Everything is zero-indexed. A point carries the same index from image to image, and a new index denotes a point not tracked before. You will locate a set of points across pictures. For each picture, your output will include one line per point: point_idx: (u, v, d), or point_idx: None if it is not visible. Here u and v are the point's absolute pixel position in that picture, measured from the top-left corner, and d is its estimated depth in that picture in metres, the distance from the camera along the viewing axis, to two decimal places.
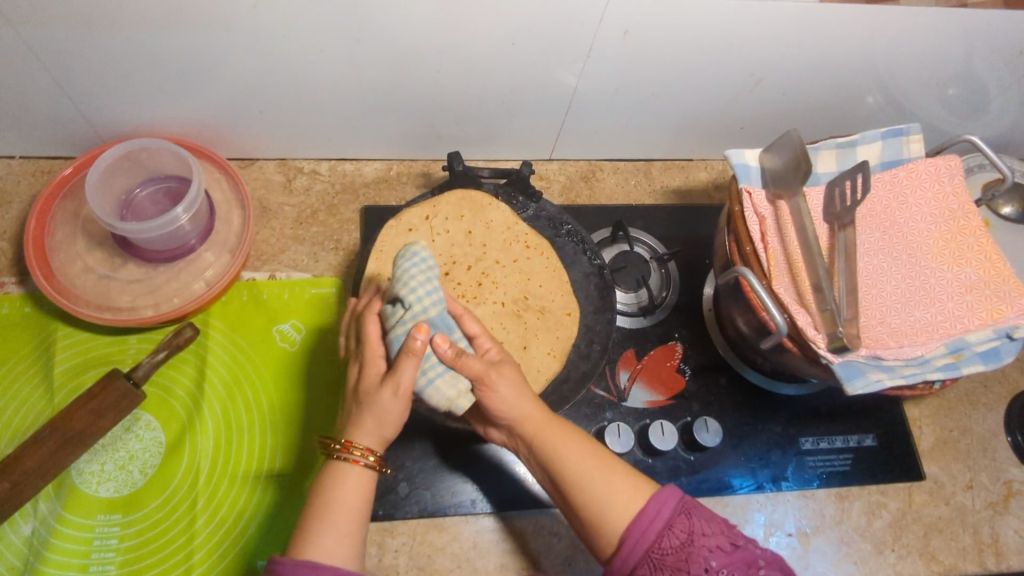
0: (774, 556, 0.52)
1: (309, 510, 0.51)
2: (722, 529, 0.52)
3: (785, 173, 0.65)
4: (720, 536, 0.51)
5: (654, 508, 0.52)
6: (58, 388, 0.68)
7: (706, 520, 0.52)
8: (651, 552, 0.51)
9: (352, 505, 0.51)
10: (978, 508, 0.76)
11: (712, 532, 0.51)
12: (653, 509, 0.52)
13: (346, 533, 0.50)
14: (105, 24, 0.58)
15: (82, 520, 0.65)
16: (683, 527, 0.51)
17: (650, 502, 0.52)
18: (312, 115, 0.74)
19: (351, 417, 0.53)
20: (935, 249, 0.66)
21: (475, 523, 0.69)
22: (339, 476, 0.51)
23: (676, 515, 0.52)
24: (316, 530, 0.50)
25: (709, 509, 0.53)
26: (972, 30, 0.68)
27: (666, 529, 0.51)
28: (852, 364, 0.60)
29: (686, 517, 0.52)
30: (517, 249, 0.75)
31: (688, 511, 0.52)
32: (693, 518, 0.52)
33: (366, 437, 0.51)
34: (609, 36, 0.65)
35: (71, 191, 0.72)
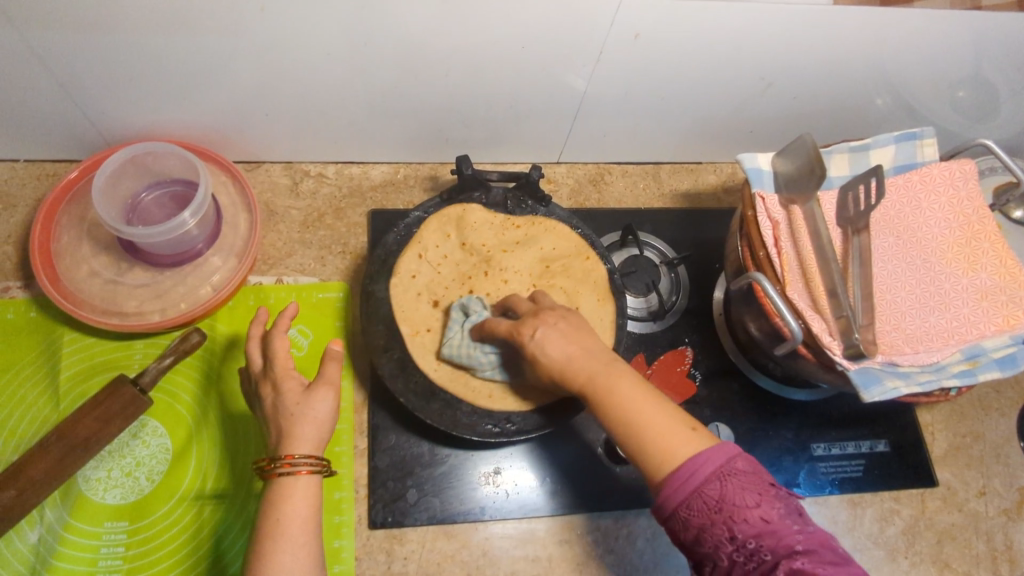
0: (815, 534, 0.46)
1: (262, 527, 0.50)
2: (762, 498, 0.46)
3: (799, 177, 0.64)
4: (756, 507, 0.45)
5: (693, 465, 0.47)
6: (64, 394, 0.67)
7: (745, 488, 0.46)
8: (679, 510, 0.47)
9: (304, 516, 0.51)
10: (991, 515, 0.76)
11: (748, 503, 0.45)
12: (690, 465, 0.47)
13: (304, 547, 0.50)
14: (113, 27, 0.57)
15: (89, 527, 0.64)
16: (715, 492, 0.46)
17: (692, 458, 0.47)
18: (319, 118, 0.74)
19: (285, 434, 0.53)
20: (950, 254, 0.65)
21: (485, 530, 0.68)
22: (285, 492, 0.51)
23: (710, 479, 0.46)
24: (274, 545, 0.49)
25: (753, 474, 0.47)
26: (985, 33, 0.68)
27: (699, 490, 0.46)
28: (869, 371, 0.59)
29: (720, 482, 0.46)
30: (531, 260, 0.75)
31: (723, 476, 0.46)
32: (727, 484, 0.46)
33: (304, 447, 0.53)
34: (619, 40, 0.64)
35: (77, 195, 0.71)
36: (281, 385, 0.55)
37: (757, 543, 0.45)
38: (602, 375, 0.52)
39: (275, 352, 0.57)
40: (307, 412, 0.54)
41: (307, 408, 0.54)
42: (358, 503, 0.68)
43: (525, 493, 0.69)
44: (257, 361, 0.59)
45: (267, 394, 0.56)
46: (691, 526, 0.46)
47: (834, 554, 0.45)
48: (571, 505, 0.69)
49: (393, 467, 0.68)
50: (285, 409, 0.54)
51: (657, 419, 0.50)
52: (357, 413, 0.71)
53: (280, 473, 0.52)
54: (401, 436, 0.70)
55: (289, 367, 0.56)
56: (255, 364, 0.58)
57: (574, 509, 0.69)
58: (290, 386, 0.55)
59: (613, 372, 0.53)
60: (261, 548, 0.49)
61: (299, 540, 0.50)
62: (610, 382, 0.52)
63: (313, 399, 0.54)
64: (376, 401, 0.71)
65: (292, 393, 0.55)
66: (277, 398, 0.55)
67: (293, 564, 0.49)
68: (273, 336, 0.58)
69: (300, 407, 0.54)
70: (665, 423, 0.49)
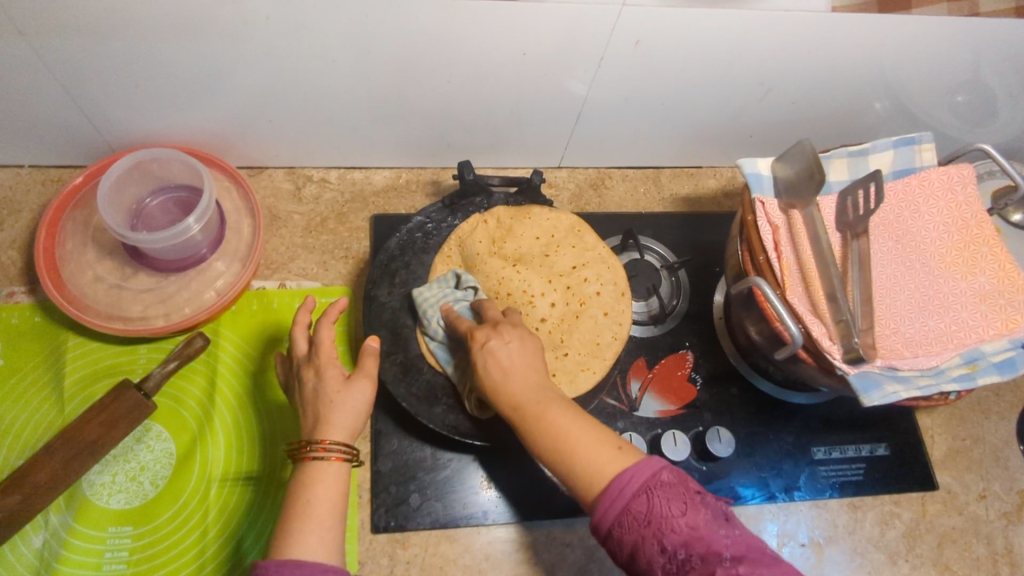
0: (743, 538, 0.46)
1: (291, 509, 0.50)
2: (687, 507, 0.46)
3: (798, 183, 0.65)
4: (682, 515, 0.46)
5: (621, 482, 0.48)
6: (69, 399, 0.67)
7: (669, 498, 0.46)
8: (613, 527, 0.47)
9: (332, 500, 0.51)
10: (991, 518, 0.76)
11: (674, 513, 0.46)
12: (616, 483, 0.48)
13: (328, 531, 0.50)
14: (119, 34, 0.58)
15: (94, 532, 0.64)
16: (643, 506, 0.47)
17: (618, 477, 0.48)
18: (322, 124, 0.74)
19: (322, 418, 0.54)
20: (948, 259, 0.66)
21: (487, 534, 0.69)
22: (314, 475, 0.52)
23: (637, 493, 0.47)
24: (300, 527, 0.49)
25: (677, 483, 0.47)
26: (982, 39, 0.68)
27: (627, 505, 0.47)
28: (869, 375, 0.59)
29: (646, 496, 0.47)
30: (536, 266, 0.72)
31: (649, 490, 0.47)
32: (654, 497, 0.47)
33: (337, 434, 0.54)
34: (620, 46, 0.64)
35: (82, 201, 0.71)
36: (324, 372, 0.56)
37: (687, 553, 0.45)
38: (531, 398, 0.53)
39: (320, 339, 0.58)
40: (343, 398, 0.55)
41: (346, 397, 0.55)
42: (361, 507, 0.68)
43: (527, 498, 0.70)
44: (301, 346, 0.60)
45: (308, 378, 0.57)
46: (625, 542, 0.47)
47: (764, 556, 0.45)
48: (573, 508, 0.70)
49: (396, 471, 0.69)
50: (325, 394, 0.55)
51: (586, 440, 0.50)
52: None
53: (316, 456, 0.52)
54: (403, 441, 0.70)
55: (333, 356, 0.58)
56: (298, 348, 0.60)
57: (576, 513, 0.69)
58: (332, 374, 0.56)
59: (540, 398, 0.53)
60: (287, 530, 0.49)
61: (325, 522, 0.50)
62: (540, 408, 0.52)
63: (351, 389, 0.56)
64: (379, 406, 0.71)
65: (333, 380, 0.56)
66: (318, 383, 0.56)
67: (318, 545, 0.49)
68: (320, 326, 0.59)
69: (340, 395, 0.55)
70: (590, 445, 0.50)
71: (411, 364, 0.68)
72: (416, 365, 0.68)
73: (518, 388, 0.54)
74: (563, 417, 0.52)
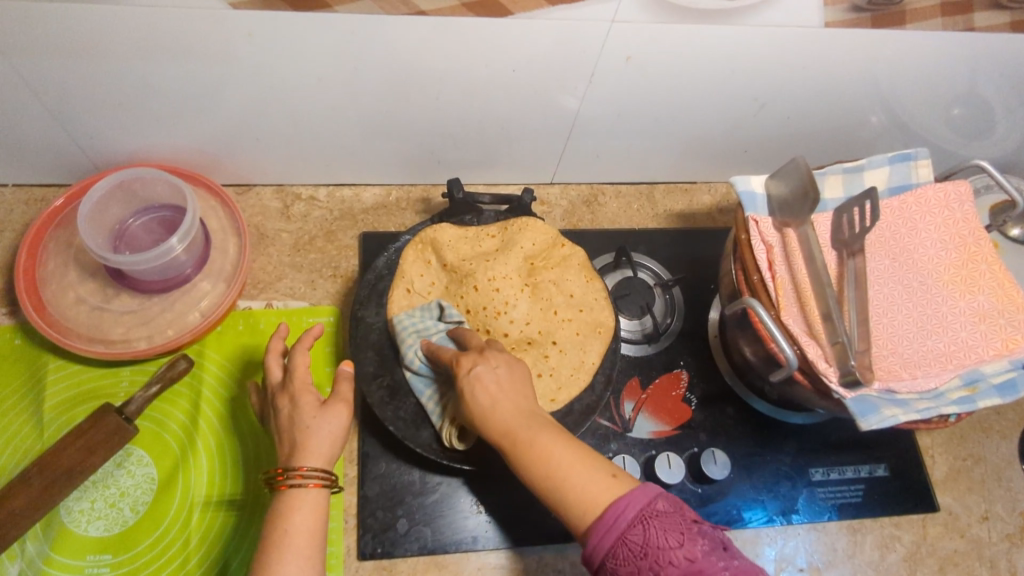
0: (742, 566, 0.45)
1: (267, 538, 0.49)
2: (684, 537, 0.44)
3: (792, 201, 0.63)
4: (679, 547, 0.44)
5: (615, 512, 0.46)
6: (48, 424, 0.66)
7: (666, 529, 0.44)
8: (607, 560, 0.45)
9: (311, 528, 0.50)
10: (994, 540, 0.74)
11: (672, 544, 0.44)
12: (612, 513, 0.46)
13: (310, 563, 0.49)
14: (99, 54, 0.57)
15: (72, 561, 0.63)
16: (639, 537, 0.44)
17: (613, 505, 0.46)
18: (307, 142, 0.73)
19: (298, 446, 0.53)
20: (946, 276, 0.65)
21: (477, 560, 0.67)
22: (291, 504, 0.51)
23: (633, 524, 0.45)
24: (276, 555, 0.48)
25: (674, 513, 0.45)
26: (978, 53, 0.67)
27: (622, 537, 0.45)
28: (865, 399, 0.57)
29: (642, 525, 0.45)
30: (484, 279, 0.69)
31: (644, 520, 0.45)
32: (649, 527, 0.45)
33: (315, 462, 0.53)
34: (609, 62, 0.64)
35: (64, 221, 0.70)
36: (299, 399, 0.55)
37: None
38: (522, 428, 0.51)
39: (294, 365, 0.57)
40: (317, 422, 0.54)
41: (323, 423, 0.54)
42: (347, 533, 0.66)
43: (519, 524, 0.68)
44: (276, 374, 0.59)
45: (283, 405, 0.56)
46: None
47: None
48: (565, 535, 0.68)
49: (383, 496, 0.67)
50: (300, 421, 0.54)
51: (581, 463, 0.49)
52: (348, 440, 0.70)
53: (292, 484, 0.51)
54: (391, 464, 0.68)
55: (308, 382, 0.57)
56: (273, 376, 0.59)
57: (568, 536, 0.68)
58: (306, 400, 0.55)
59: (531, 423, 0.52)
60: (264, 560, 0.48)
61: (304, 551, 0.49)
62: (530, 433, 0.51)
63: (327, 414, 0.55)
64: (368, 428, 0.69)
65: (308, 407, 0.55)
66: (293, 409, 0.55)
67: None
68: (294, 352, 0.58)
69: (317, 420, 0.54)
70: (585, 472, 0.48)
71: (399, 386, 0.67)
72: (404, 389, 0.67)
73: (506, 418, 0.52)
74: (551, 439, 0.50)
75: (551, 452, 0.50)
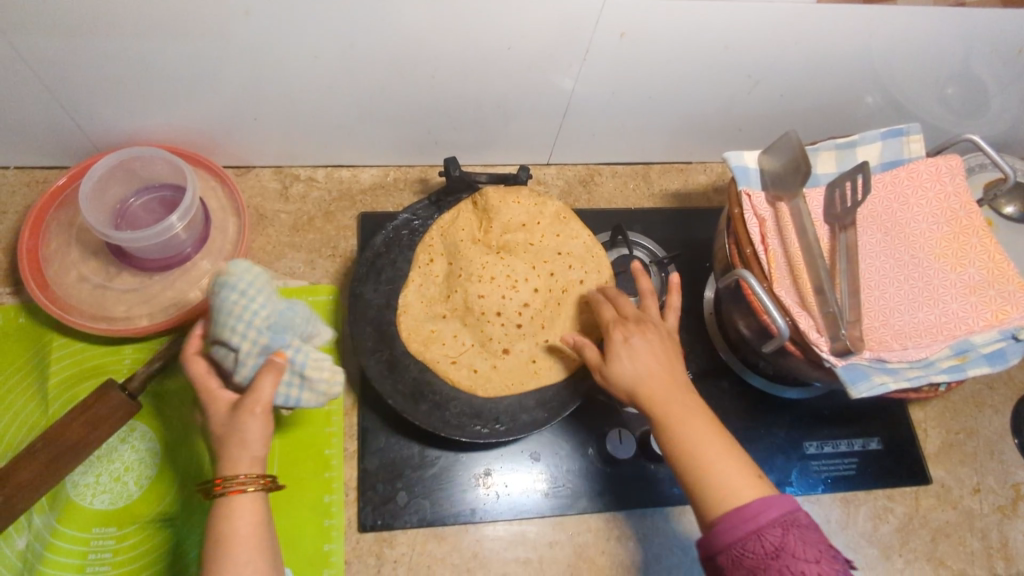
0: None
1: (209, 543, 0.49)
2: (821, 557, 0.47)
3: (784, 174, 0.64)
4: (815, 563, 0.47)
5: (757, 508, 0.49)
6: (52, 400, 0.67)
7: (804, 541, 0.47)
8: (734, 547, 0.48)
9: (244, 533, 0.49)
10: (986, 512, 0.75)
11: (808, 557, 0.47)
12: (750, 509, 0.49)
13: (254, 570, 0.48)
14: (98, 34, 0.58)
15: (77, 533, 0.64)
16: (776, 538, 0.47)
17: (755, 504, 0.49)
18: (306, 123, 0.74)
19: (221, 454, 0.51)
20: (937, 250, 0.65)
21: (476, 532, 0.68)
22: (230, 512, 0.49)
23: (772, 525, 0.48)
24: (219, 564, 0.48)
25: (813, 530, 0.49)
26: (970, 29, 0.68)
27: (757, 532, 0.48)
28: (856, 367, 0.59)
29: (782, 530, 0.48)
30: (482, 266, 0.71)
31: (785, 525, 0.48)
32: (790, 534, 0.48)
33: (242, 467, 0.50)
34: (604, 39, 0.64)
35: (66, 201, 0.71)
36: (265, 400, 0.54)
37: None
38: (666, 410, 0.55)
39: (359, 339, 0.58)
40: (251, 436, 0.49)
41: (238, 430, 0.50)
42: (348, 506, 0.67)
43: (516, 497, 0.69)
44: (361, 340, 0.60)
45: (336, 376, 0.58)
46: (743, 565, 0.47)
47: None
48: (562, 507, 0.69)
49: (382, 469, 0.68)
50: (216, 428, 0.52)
51: (727, 458, 0.52)
52: (348, 416, 0.71)
53: (231, 490, 0.49)
54: (391, 439, 0.69)
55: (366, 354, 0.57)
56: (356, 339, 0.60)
57: (563, 509, 0.69)
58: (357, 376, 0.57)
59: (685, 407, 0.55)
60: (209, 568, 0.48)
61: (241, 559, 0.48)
62: (684, 414, 0.55)
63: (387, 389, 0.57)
64: (367, 403, 0.71)
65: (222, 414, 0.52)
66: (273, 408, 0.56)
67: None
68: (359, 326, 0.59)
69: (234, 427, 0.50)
70: (737, 474, 0.51)
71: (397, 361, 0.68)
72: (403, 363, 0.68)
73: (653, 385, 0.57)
74: (705, 430, 0.54)
75: (701, 446, 0.53)
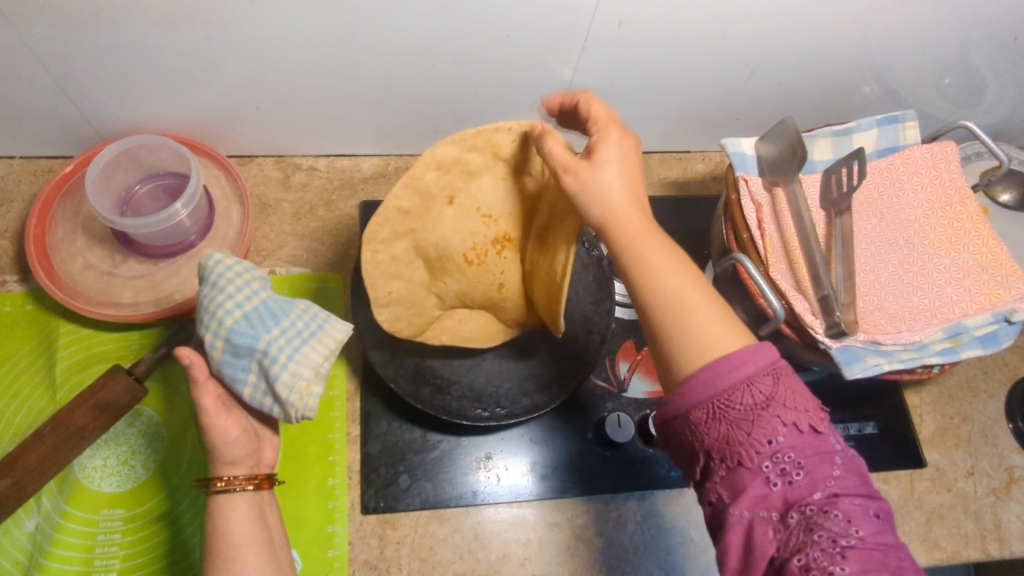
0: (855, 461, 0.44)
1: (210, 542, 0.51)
2: (806, 418, 0.44)
3: (781, 161, 0.65)
4: (799, 416, 0.44)
5: (742, 356, 0.44)
6: (61, 385, 0.68)
7: (785, 406, 0.43)
8: (716, 401, 0.44)
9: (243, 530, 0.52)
10: (979, 495, 0.76)
11: (794, 406, 0.44)
12: (729, 360, 0.44)
13: (252, 561, 0.50)
14: (104, 24, 0.58)
15: (86, 516, 0.65)
16: (760, 391, 0.44)
17: (728, 357, 0.44)
18: (308, 113, 0.75)
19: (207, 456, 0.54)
20: (932, 235, 0.66)
21: (477, 514, 0.69)
22: (225, 511, 0.53)
23: (761, 374, 0.44)
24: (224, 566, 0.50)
25: (791, 387, 0.45)
26: (966, 17, 0.69)
27: (746, 381, 0.44)
28: (850, 349, 0.60)
29: (765, 381, 0.44)
30: None
31: (770, 373, 0.44)
32: (776, 383, 0.44)
33: (235, 467, 0.54)
34: (603, 28, 0.65)
35: (72, 190, 0.72)
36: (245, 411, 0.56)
37: (800, 484, 0.42)
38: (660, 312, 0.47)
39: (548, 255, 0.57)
40: (213, 440, 0.53)
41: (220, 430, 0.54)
42: (351, 489, 0.68)
43: (516, 480, 0.70)
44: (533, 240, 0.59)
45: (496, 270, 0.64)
46: (716, 429, 0.44)
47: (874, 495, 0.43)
48: (562, 489, 0.70)
49: (385, 453, 0.69)
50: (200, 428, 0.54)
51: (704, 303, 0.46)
52: (351, 400, 0.72)
53: (222, 490, 0.53)
54: (392, 423, 0.70)
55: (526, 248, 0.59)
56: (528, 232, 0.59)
57: (564, 492, 0.70)
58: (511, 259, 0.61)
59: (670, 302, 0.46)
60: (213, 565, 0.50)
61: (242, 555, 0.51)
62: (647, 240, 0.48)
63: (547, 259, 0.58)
64: (368, 388, 0.71)
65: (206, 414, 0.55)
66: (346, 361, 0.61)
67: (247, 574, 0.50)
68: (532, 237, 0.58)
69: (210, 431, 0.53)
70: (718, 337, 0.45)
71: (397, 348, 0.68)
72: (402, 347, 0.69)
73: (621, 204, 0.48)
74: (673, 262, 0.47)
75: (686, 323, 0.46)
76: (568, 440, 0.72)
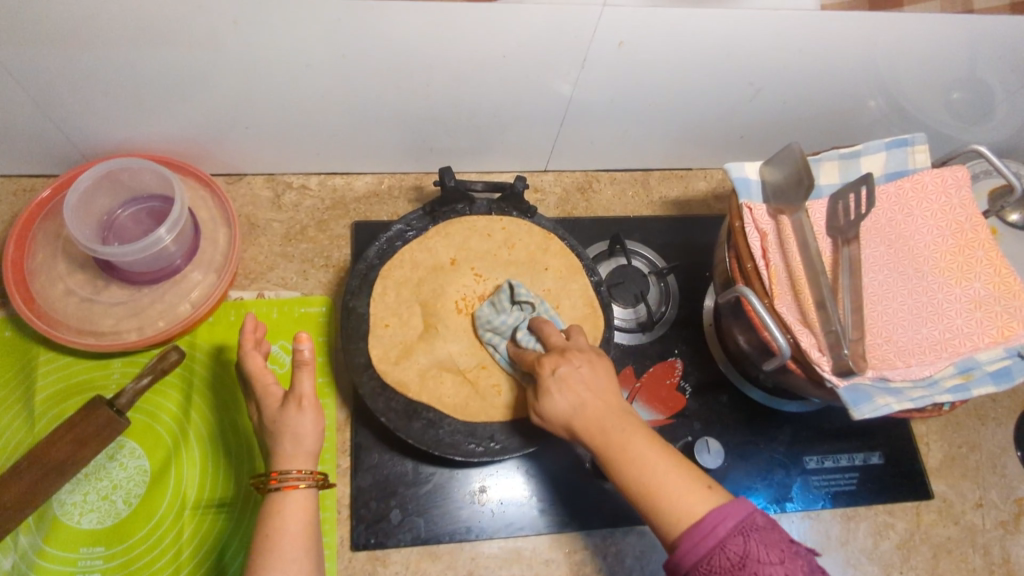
0: None
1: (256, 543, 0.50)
2: (785, 556, 0.43)
3: (786, 189, 0.63)
4: (780, 564, 0.43)
5: (713, 519, 0.45)
6: (40, 417, 0.66)
7: (766, 544, 0.43)
8: (701, 566, 0.44)
9: (293, 530, 0.50)
10: (988, 527, 0.74)
11: (772, 559, 0.43)
12: (710, 519, 0.45)
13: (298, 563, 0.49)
14: (84, 44, 0.56)
15: (65, 553, 0.63)
16: (738, 547, 0.44)
17: (711, 512, 0.45)
18: (299, 131, 0.73)
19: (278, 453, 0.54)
20: (941, 264, 0.64)
21: (471, 550, 0.67)
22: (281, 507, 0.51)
23: (732, 534, 0.44)
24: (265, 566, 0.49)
25: (772, 529, 0.45)
26: (978, 36, 0.66)
27: (720, 544, 0.44)
28: (859, 388, 0.57)
29: (743, 537, 0.44)
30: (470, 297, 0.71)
31: (744, 531, 0.44)
32: (750, 540, 0.44)
33: (294, 463, 0.53)
34: (602, 48, 0.63)
35: (52, 212, 0.70)
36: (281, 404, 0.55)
37: None
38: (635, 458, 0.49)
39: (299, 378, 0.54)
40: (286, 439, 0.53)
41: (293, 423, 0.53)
42: (340, 524, 0.66)
43: (510, 515, 0.68)
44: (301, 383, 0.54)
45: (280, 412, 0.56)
46: None
47: None
48: (558, 524, 0.68)
49: (376, 486, 0.67)
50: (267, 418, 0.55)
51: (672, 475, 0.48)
52: (341, 431, 0.70)
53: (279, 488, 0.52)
54: (384, 455, 0.68)
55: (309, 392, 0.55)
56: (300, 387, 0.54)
57: (561, 526, 0.68)
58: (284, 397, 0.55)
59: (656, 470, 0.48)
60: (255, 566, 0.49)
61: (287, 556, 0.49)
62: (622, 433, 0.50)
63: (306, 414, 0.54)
64: (359, 418, 0.69)
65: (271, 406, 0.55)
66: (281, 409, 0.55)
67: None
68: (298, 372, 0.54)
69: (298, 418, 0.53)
70: (678, 483, 0.48)
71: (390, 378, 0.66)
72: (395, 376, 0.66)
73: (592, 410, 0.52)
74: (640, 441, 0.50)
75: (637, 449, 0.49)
76: (565, 473, 0.70)
